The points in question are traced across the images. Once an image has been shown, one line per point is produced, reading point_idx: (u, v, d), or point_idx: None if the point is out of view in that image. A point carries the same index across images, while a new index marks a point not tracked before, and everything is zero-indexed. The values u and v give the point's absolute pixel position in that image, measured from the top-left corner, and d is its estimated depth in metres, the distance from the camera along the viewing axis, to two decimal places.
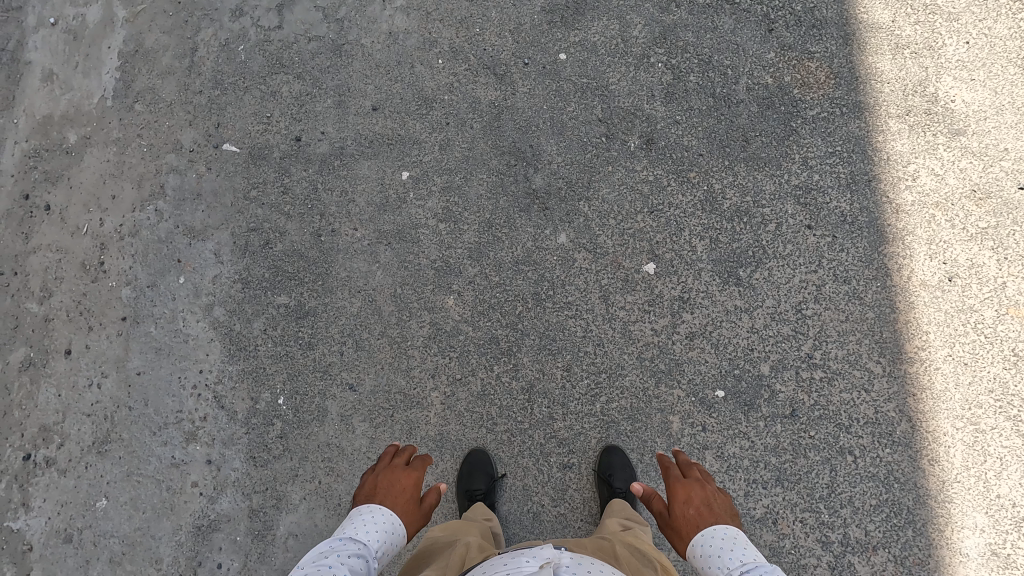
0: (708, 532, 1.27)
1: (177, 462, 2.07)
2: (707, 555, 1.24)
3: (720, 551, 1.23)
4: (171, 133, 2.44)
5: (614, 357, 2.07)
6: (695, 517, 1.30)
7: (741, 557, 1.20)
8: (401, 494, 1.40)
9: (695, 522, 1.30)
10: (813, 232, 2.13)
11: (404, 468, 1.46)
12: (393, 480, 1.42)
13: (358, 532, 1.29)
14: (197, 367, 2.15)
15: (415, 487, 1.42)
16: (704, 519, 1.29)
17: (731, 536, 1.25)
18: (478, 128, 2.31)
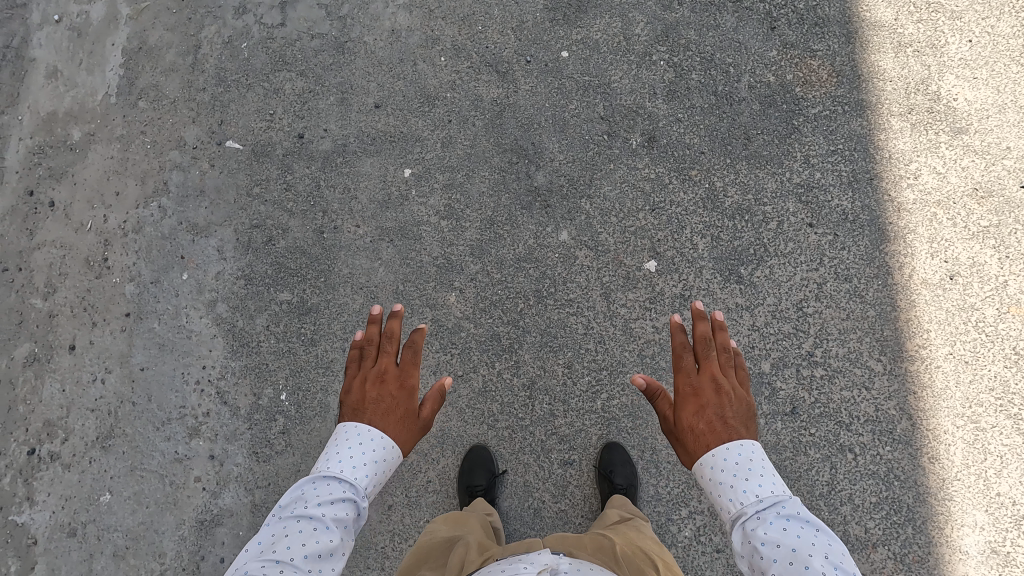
0: (720, 455, 1.24)
1: (180, 458, 2.08)
2: (720, 484, 1.22)
3: (734, 481, 1.21)
4: (174, 130, 2.45)
5: (616, 354, 2.07)
6: (704, 433, 1.27)
7: (759, 491, 1.20)
8: (389, 404, 1.37)
9: (702, 441, 1.26)
10: (814, 231, 2.13)
11: (391, 371, 1.42)
12: (377, 392, 1.39)
13: (340, 471, 1.28)
14: (200, 363, 2.16)
15: (406, 396, 1.39)
16: (713, 436, 1.26)
17: (747, 459, 1.22)
18: (480, 126, 2.32)
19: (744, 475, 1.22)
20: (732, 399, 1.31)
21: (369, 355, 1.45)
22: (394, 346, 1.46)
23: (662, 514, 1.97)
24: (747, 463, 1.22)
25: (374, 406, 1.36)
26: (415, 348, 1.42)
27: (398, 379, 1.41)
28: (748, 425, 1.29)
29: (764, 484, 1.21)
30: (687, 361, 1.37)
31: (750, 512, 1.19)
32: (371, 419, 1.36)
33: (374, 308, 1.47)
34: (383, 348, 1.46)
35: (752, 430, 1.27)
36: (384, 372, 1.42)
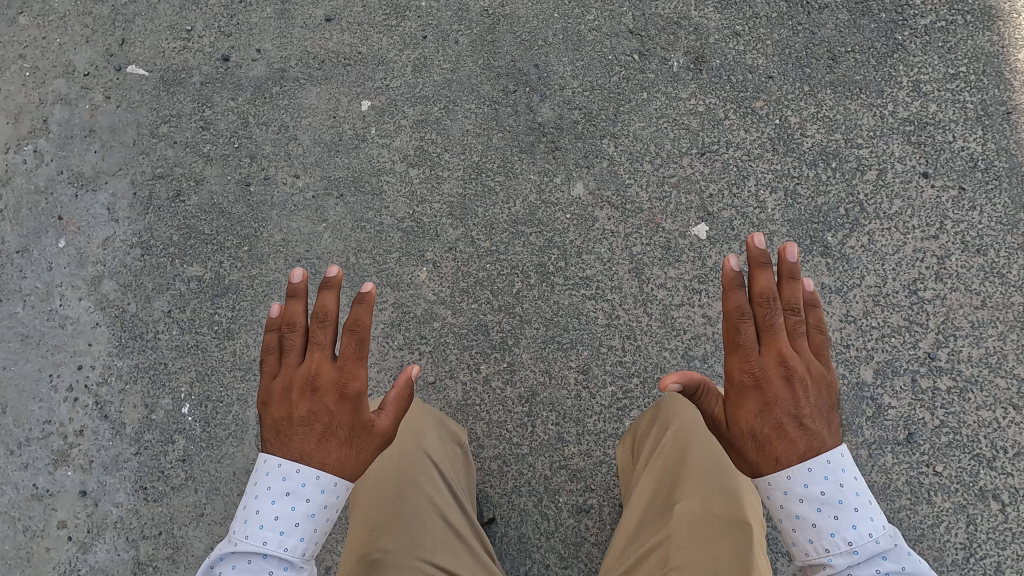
0: (797, 477, 0.86)
1: (40, 494, 1.49)
2: (800, 521, 0.85)
3: (818, 519, 0.84)
4: (62, 52, 1.85)
5: (651, 355, 1.47)
6: (770, 441, 0.88)
7: (853, 537, 0.83)
8: (327, 420, 0.95)
9: (769, 453, 0.88)
10: (930, 183, 1.52)
11: (326, 373, 0.96)
12: (309, 404, 0.96)
13: (261, 547, 0.89)
14: (76, 361, 1.57)
15: (351, 406, 0.95)
16: (785, 445, 0.87)
17: (835, 486, 0.85)
18: (466, 43, 1.71)
19: (833, 510, 0.84)
20: (806, 388, 0.90)
21: (291, 346, 0.99)
22: (328, 334, 0.97)
23: None
24: (836, 493, 0.84)
25: (303, 428, 0.94)
26: (359, 333, 0.95)
27: (336, 383, 0.96)
28: (829, 423, 0.89)
29: (860, 525, 0.84)
30: (749, 340, 0.90)
31: (839, 565, 0.84)
32: (299, 449, 0.93)
33: (295, 274, 0.98)
34: (312, 337, 0.98)
35: (835, 428, 0.89)
36: (315, 374, 0.97)
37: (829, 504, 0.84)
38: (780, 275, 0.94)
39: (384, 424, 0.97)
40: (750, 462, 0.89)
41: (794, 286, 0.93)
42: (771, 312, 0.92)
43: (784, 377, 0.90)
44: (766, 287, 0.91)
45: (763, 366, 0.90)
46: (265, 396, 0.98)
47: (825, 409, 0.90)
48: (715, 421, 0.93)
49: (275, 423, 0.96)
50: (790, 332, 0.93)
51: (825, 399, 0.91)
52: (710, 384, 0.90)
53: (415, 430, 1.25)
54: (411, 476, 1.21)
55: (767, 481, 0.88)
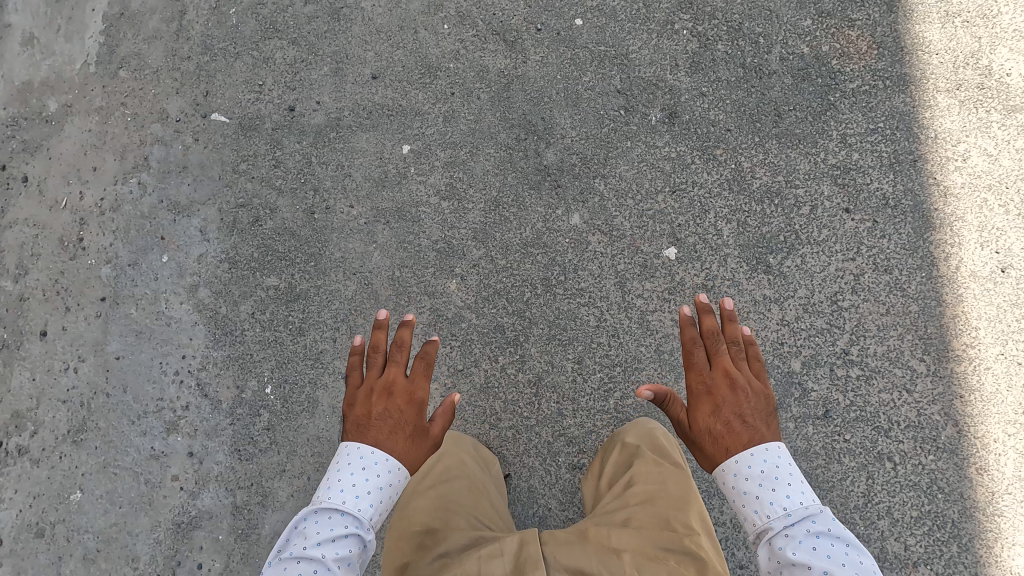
0: (743, 461, 1.18)
1: (157, 454, 1.92)
2: (747, 495, 1.16)
3: (760, 491, 1.16)
4: (156, 101, 2.27)
5: (631, 350, 1.89)
6: (722, 435, 1.23)
7: (787, 503, 1.14)
8: (397, 418, 1.31)
9: (721, 444, 1.23)
10: (852, 217, 1.94)
11: (400, 384, 1.35)
12: (386, 404, 1.33)
13: (341, 504, 1.21)
14: (180, 352, 2.00)
15: (415, 410, 1.33)
16: (733, 437, 1.22)
17: (773, 467, 1.17)
18: (486, 99, 2.13)
19: (771, 484, 1.16)
20: (747, 395, 1.26)
21: (375, 363, 1.39)
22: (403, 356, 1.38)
23: None
24: (773, 473, 1.17)
25: (380, 420, 1.30)
26: (427, 357, 1.37)
27: (407, 391, 1.34)
28: (767, 423, 1.24)
29: (792, 496, 1.15)
30: (700, 361, 1.31)
31: (779, 526, 1.13)
32: (374, 436, 1.28)
33: (383, 316, 1.39)
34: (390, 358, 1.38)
35: (772, 428, 1.22)
36: (391, 384, 1.35)
37: (768, 481, 1.16)
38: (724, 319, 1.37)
39: (436, 430, 1.35)
40: (708, 451, 1.24)
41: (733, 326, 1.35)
42: (716, 344, 1.33)
43: (729, 387, 1.27)
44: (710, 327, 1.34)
45: (712, 378, 1.29)
46: (350, 395, 1.36)
47: (764, 412, 1.24)
48: (682, 421, 1.31)
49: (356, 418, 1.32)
50: (734, 358, 1.32)
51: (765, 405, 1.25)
52: (671, 393, 1.31)
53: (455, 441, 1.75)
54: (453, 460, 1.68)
55: (722, 466, 1.21)
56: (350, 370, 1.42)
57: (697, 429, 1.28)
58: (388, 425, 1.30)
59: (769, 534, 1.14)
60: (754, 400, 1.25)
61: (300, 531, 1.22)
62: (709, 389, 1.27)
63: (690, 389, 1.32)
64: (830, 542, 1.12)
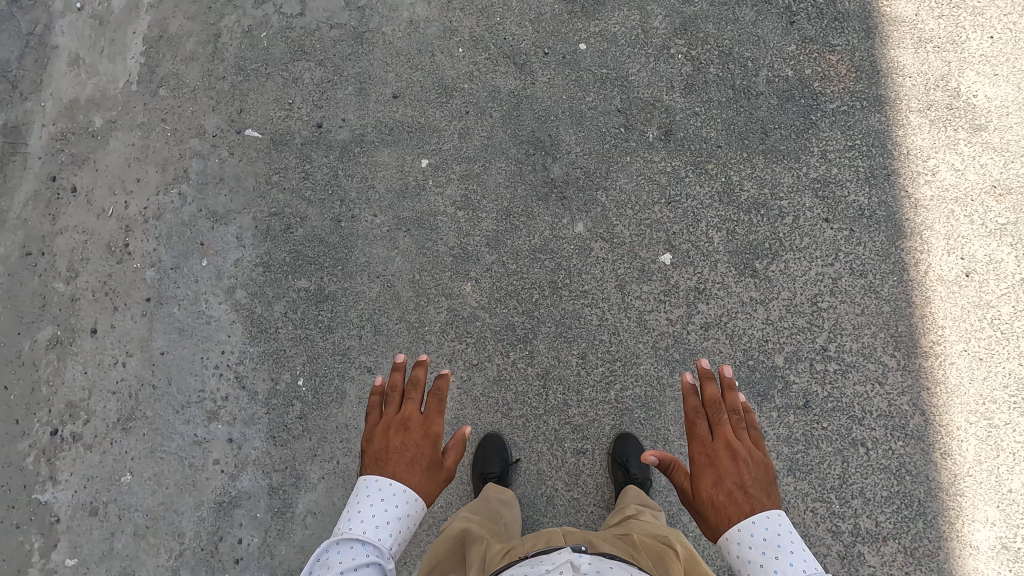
0: (745, 529, 1.23)
1: (199, 440, 2.12)
2: (751, 563, 1.21)
3: (763, 560, 1.20)
4: (194, 118, 2.46)
5: (630, 346, 2.09)
6: (725, 506, 1.27)
7: (790, 572, 1.18)
8: (415, 451, 1.37)
9: (724, 514, 1.26)
10: (831, 226, 2.14)
11: (418, 418, 1.41)
12: (402, 438, 1.38)
13: (362, 534, 1.25)
14: (219, 348, 2.20)
15: (431, 443, 1.39)
16: (735, 509, 1.26)
17: (774, 533, 1.21)
18: (498, 117, 2.33)
19: (774, 552, 1.20)
20: (748, 462, 1.31)
21: (392, 400, 1.45)
22: (418, 392, 1.45)
23: (674, 504, 2.01)
24: (776, 539, 1.21)
25: (397, 454, 1.35)
26: (439, 393, 1.44)
27: (422, 425, 1.40)
28: (768, 491, 1.28)
29: (796, 563, 1.18)
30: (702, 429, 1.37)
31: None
32: (393, 469, 1.33)
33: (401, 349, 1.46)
34: (406, 394, 1.45)
35: (772, 495, 1.27)
36: (408, 419, 1.41)
37: (771, 548, 1.20)
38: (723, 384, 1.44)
39: (449, 464, 1.41)
40: (712, 522, 1.27)
41: (732, 392, 1.42)
42: (718, 411, 1.39)
43: (730, 457, 1.32)
44: (712, 394, 1.41)
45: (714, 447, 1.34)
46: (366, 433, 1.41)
47: (765, 482, 1.29)
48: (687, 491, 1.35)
49: (373, 453, 1.37)
50: (735, 426, 1.38)
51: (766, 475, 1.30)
52: (677, 463, 1.36)
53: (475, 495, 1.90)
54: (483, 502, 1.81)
55: (725, 536, 1.25)
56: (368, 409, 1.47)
57: (700, 501, 1.31)
58: (407, 461, 1.35)
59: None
60: (755, 470, 1.30)
61: (320, 562, 1.23)
62: (711, 460, 1.33)
63: (693, 458, 1.36)
64: None
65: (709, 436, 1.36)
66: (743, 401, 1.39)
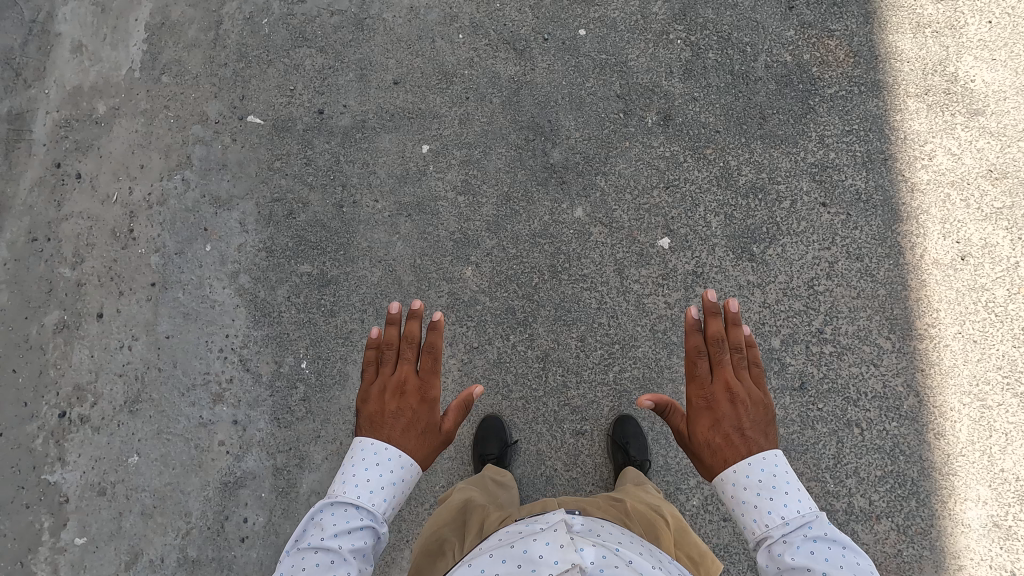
0: (741, 471, 1.28)
1: (205, 422, 2.15)
2: (746, 504, 1.25)
3: (758, 501, 1.25)
4: (197, 104, 2.48)
5: (628, 329, 2.12)
6: (721, 447, 1.33)
7: (784, 512, 1.22)
8: (411, 414, 1.40)
9: (719, 456, 1.32)
10: (828, 210, 2.16)
11: (413, 380, 1.44)
12: (398, 402, 1.41)
13: (355, 499, 1.29)
14: (223, 332, 2.23)
15: (427, 407, 1.42)
16: (730, 450, 1.31)
17: (769, 475, 1.26)
18: (498, 103, 2.35)
19: (768, 493, 1.25)
20: (747, 404, 1.35)
21: (388, 360, 1.48)
22: (413, 351, 1.48)
23: (671, 484, 2.04)
24: (771, 481, 1.25)
25: (393, 418, 1.38)
26: (433, 351, 1.46)
27: (418, 388, 1.43)
28: (765, 433, 1.33)
29: (790, 504, 1.23)
30: (702, 371, 1.40)
31: (776, 534, 1.22)
32: (388, 433, 1.37)
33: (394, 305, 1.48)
34: (402, 353, 1.48)
35: (769, 437, 1.31)
36: (403, 381, 1.44)
37: (766, 490, 1.25)
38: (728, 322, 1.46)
39: (448, 427, 1.44)
40: (707, 463, 1.34)
41: (737, 330, 1.44)
42: (720, 350, 1.42)
43: (728, 399, 1.37)
44: (716, 331, 1.43)
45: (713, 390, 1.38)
46: (363, 395, 1.44)
47: (762, 423, 1.34)
48: (682, 431, 1.41)
49: (370, 416, 1.40)
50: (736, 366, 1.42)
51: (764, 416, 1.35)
52: (674, 404, 1.42)
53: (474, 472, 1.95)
54: (483, 479, 1.86)
55: (720, 476, 1.31)
56: (365, 368, 1.50)
57: (696, 441, 1.38)
58: (403, 425, 1.38)
59: (768, 542, 1.23)
60: (753, 412, 1.35)
61: (315, 523, 1.29)
62: (709, 402, 1.38)
63: (690, 399, 1.42)
64: (826, 545, 1.21)
65: (710, 377, 1.41)
66: (746, 339, 1.42)
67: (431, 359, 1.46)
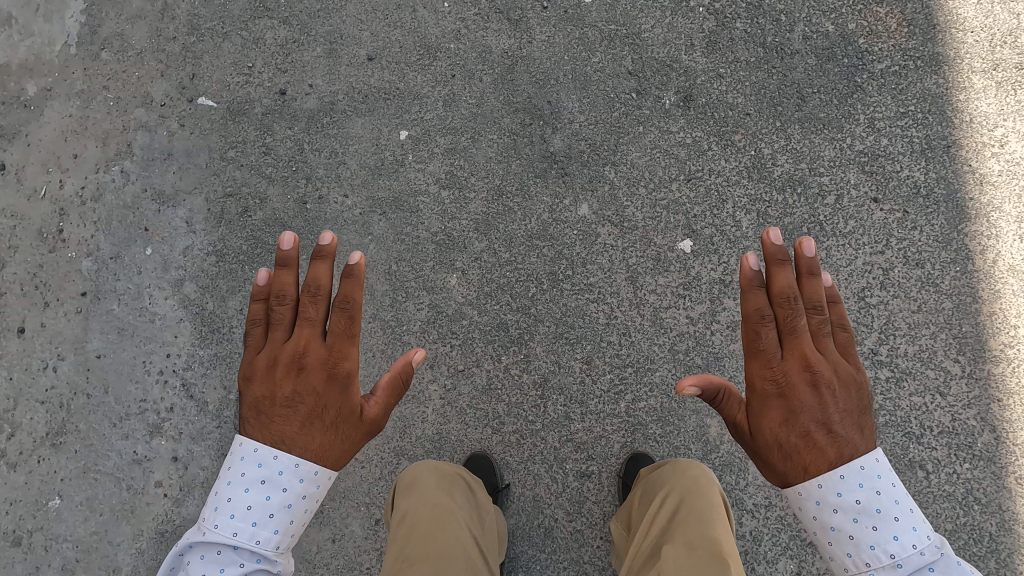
0: (832, 489, 1.10)
1: (139, 459, 1.82)
2: (840, 533, 1.09)
3: (858, 532, 1.08)
4: (140, 84, 2.14)
5: (643, 349, 1.77)
6: (800, 449, 1.14)
7: (893, 548, 1.06)
8: (312, 400, 1.22)
9: (799, 461, 1.13)
10: (880, 206, 1.81)
11: (313, 351, 1.24)
12: (293, 384, 1.23)
13: (232, 537, 1.12)
14: (164, 351, 1.89)
15: (335, 386, 1.24)
16: (812, 453, 1.13)
17: (873, 495, 1.08)
18: (489, 81, 2.00)
19: (872, 523, 1.07)
20: (834, 391, 1.17)
21: (281, 324, 1.28)
22: (316, 311, 1.27)
23: None
24: (873, 505, 1.08)
25: (288, 409, 1.21)
26: (345, 308, 1.25)
27: (322, 364, 1.24)
28: (858, 428, 1.15)
29: (901, 536, 1.06)
30: (770, 345, 1.20)
31: (881, 572, 1.06)
32: (282, 429, 1.20)
33: (284, 242, 1.24)
34: (303, 316, 1.27)
35: (865, 434, 1.13)
36: (304, 354, 1.24)
37: (867, 515, 1.07)
38: (802, 278, 1.24)
39: (373, 411, 1.27)
40: (780, 469, 1.15)
41: (815, 288, 1.23)
42: (793, 315, 1.21)
43: (809, 382, 1.18)
44: (787, 291, 1.22)
45: (786, 373, 1.18)
46: (248, 370, 1.25)
47: (854, 412, 1.16)
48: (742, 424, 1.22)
49: (259, 404, 1.22)
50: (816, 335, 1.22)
51: (856, 403, 1.17)
52: (730, 388, 1.21)
53: (410, 484, 1.49)
54: (438, 516, 1.40)
55: (800, 490, 1.13)
56: (254, 332, 1.29)
57: (764, 438, 1.19)
58: (300, 417, 1.21)
59: None
60: (843, 397, 1.17)
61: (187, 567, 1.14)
62: (782, 390, 1.18)
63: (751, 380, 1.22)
64: None
65: (780, 350, 1.20)
66: (825, 299, 1.21)
67: (346, 320, 1.25)
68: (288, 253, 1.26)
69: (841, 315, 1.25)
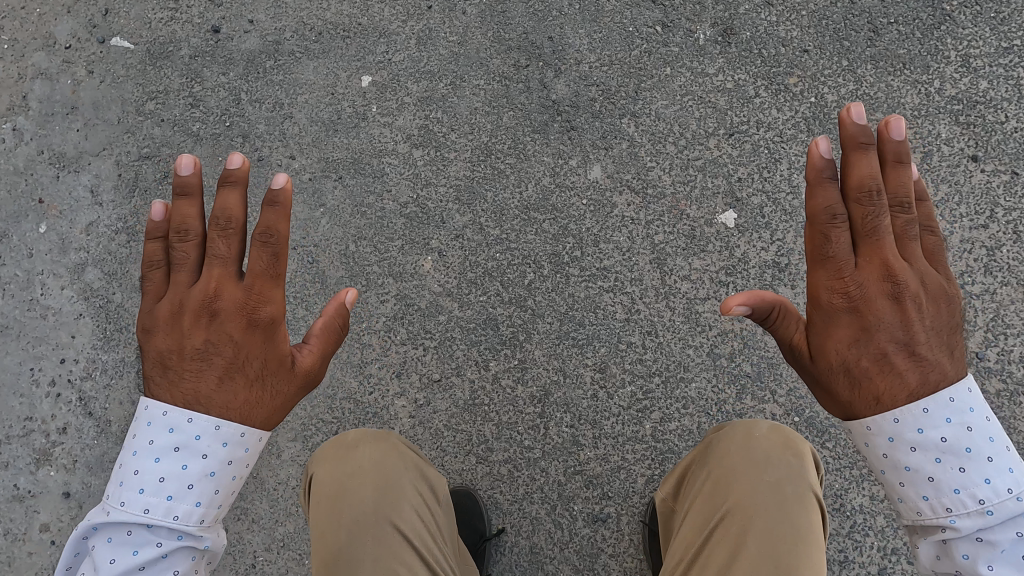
0: (909, 422, 0.81)
1: (23, 494, 1.41)
2: (910, 472, 0.80)
3: (935, 471, 0.79)
4: (40, 22, 1.69)
5: (674, 354, 1.36)
6: (870, 375, 0.85)
7: (984, 493, 0.77)
8: (230, 353, 0.91)
9: (870, 391, 0.84)
10: (980, 167, 1.40)
11: (228, 293, 0.91)
12: (204, 333, 0.91)
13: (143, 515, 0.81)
14: (57, 356, 1.48)
15: (256, 334, 0.92)
16: (886, 380, 0.84)
17: (961, 429, 0.79)
18: (474, 13, 1.58)
19: (957, 461, 0.78)
20: (922, 306, 0.85)
21: (183, 262, 0.94)
22: (230, 245, 0.93)
23: None
24: (961, 440, 0.79)
25: (199, 364, 0.90)
26: (266, 238, 0.91)
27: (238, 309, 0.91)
28: (948, 349, 0.85)
29: (996, 479, 0.77)
30: (841, 251, 0.86)
31: (965, 521, 0.78)
32: (192, 387, 0.89)
33: (184, 164, 0.91)
34: (211, 250, 0.93)
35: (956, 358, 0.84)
36: (212, 296, 0.92)
37: (953, 454, 0.78)
38: (883, 159, 0.89)
39: (307, 361, 0.95)
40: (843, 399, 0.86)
41: (900, 174, 0.88)
42: (873, 211, 0.87)
43: (891, 295, 0.85)
44: (868, 179, 0.86)
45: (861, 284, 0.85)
46: (148, 322, 0.93)
47: (943, 331, 0.86)
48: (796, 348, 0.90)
49: (162, 360, 0.91)
50: (899, 234, 0.88)
51: (945, 319, 0.86)
52: (786, 306, 0.88)
53: (332, 504, 1.00)
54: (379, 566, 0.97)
55: (868, 425, 0.84)
56: (150, 274, 0.96)
57: (825, 363, 0.88)
58: (217, 371, 0.90)
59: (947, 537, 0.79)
60: (931, 313, 0.86)
61: (89, 554, 0.83)
62: (855, 303, 0.86)
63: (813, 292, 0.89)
64: None
65: (853, 255, 0.87)
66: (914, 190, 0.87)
67: (269, 258, 0.92)
68: (189, 180, 0.93)
69: (927, 212, 0.92)
